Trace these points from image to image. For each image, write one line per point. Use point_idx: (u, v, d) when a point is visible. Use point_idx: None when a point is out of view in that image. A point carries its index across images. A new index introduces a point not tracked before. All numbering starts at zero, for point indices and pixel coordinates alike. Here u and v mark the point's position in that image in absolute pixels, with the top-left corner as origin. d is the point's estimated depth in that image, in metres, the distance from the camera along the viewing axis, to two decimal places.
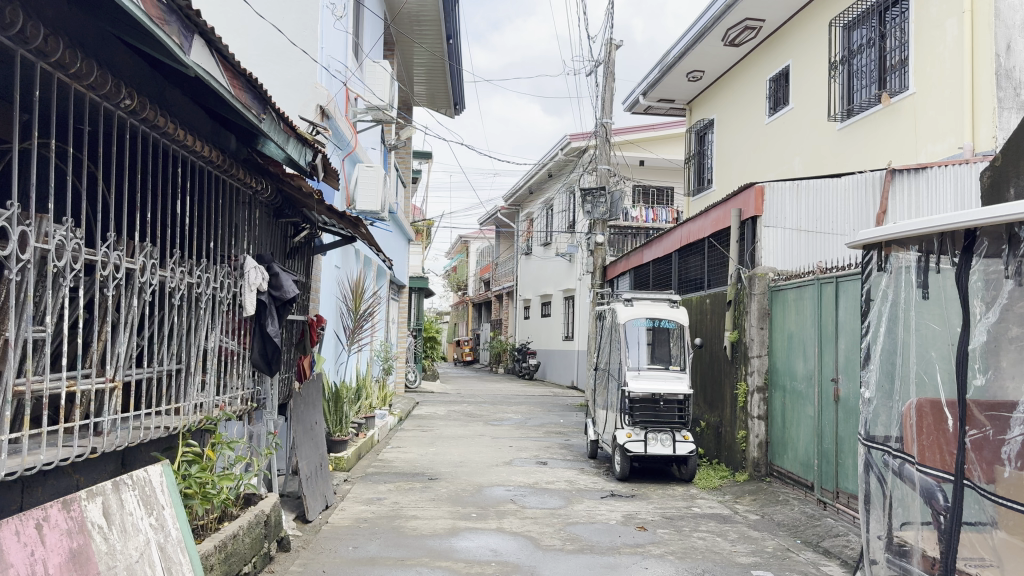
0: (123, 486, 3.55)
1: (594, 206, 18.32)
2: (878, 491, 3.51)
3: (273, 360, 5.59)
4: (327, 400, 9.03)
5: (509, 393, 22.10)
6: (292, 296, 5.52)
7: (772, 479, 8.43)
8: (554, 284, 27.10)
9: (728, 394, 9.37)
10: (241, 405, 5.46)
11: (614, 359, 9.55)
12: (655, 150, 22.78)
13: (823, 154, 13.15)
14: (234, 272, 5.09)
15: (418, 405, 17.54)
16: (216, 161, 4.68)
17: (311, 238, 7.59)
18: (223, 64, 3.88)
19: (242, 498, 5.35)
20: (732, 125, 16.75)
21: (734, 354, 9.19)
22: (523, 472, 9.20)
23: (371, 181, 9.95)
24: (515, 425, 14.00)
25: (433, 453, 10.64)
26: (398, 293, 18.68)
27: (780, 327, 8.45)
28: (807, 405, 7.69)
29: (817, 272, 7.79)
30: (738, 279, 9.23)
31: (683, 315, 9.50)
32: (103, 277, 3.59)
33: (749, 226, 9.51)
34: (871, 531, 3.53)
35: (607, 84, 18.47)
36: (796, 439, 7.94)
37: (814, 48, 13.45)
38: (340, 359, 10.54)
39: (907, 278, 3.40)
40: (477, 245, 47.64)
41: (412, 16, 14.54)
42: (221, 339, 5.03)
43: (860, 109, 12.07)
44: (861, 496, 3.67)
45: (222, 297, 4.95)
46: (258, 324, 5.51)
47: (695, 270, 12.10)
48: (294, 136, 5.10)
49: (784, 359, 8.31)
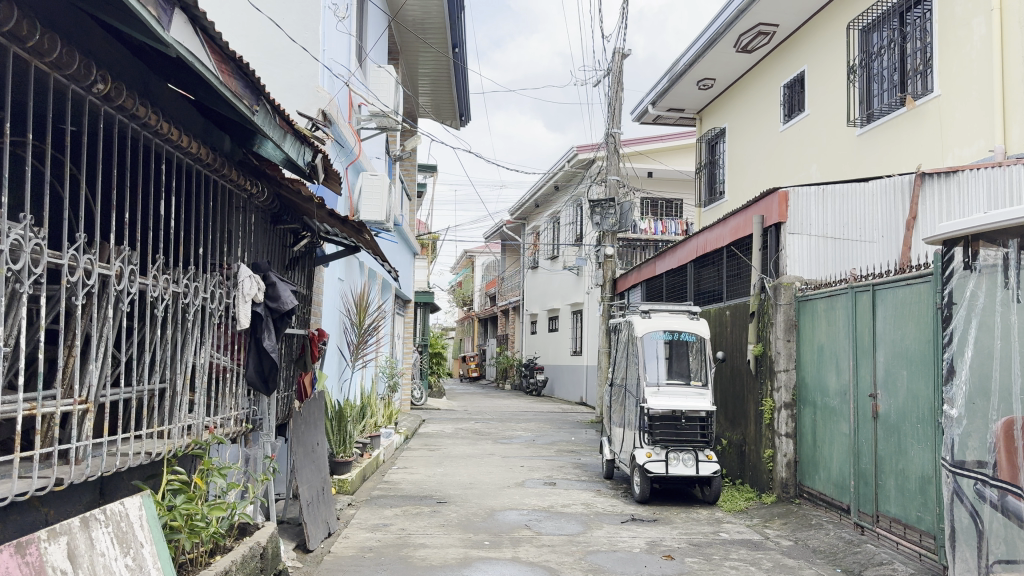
0: (94, 522, 3.08)
1: (603, 218, 17.91)
2: (978, 518, 3.71)
3: (270, 377, 5.15)
4: (330, 418, 8.54)
5: (517, 409, 21.61)
6: (291, 308, 5.08)
7: (801, 501, 7.96)
8: (561, 298, 26.66)
9: (752, 410, 8.90)
10: (236, 427, 5.00)
11: (631, 374, 9.07)
12: (665, 161, 22.36)
13: (842, 162, 12.73)
14: (227, 281, 4.64)
15: (425, 423, 17.05)
16: (205, 159, 4.25)
17: (311, 247, 7.15)
18: (209, 45, 3.48)
19: (236, 529, 4.88)
20: (744, 133, 16.37)
21: (759, 368, 8.72)
22: (536, 495, 8.72)
23: (376, 190, 9.54)
24: (525, 444, 13.52)
25: (442, 474, 10.16)
26: (403, 307, 18.26)
27: (809, 337, 7.99)
28: (842, 423, 7.21)
29: (848, 279, 7.36)
30: (762, 289, 8.79)
31: (703, 327, 9.02)
32: (72, 284, 3.13)
33: (772, 233, 8.87)
34: (971, 555, 3.77)
35: (616, 94, 18.13)
36: (828, 458, 7.47)
37: (831, 52, 13.05)
38: (344, 376, 10.07)
39: (997, 276, 3.62)
40: (482, 260, 47.28)
41: (416, 24, 14.18)
42: (212, 355, 4.57)
43: (881, 114, 11.64)
44: (954, 522, 3.92)
45: (212, 309, 4.49)
46: (254, 339, 5.05)
47: (712, 282, 11.66)
48: (291, 133, 4.65)
49: (814, 374, 7.85)
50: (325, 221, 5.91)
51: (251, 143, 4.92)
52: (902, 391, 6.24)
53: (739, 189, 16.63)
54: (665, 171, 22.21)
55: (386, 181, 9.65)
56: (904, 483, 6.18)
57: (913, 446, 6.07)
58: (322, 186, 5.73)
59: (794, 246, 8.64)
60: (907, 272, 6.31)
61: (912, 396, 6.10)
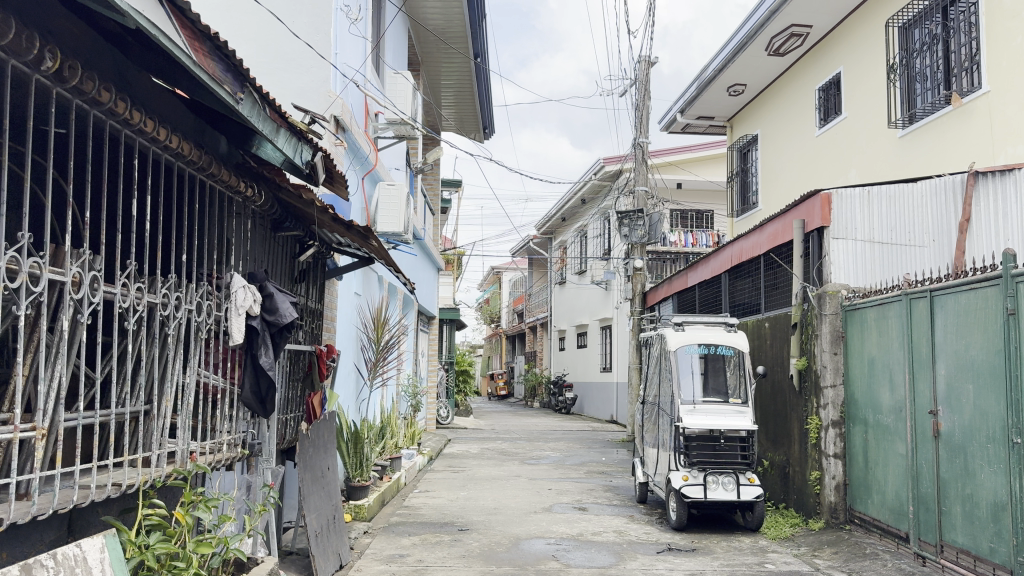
0: (38, 569, 2.63)
1: (632, 229, 17.38)
2: None
3: (268, 398, 4.70)
4: (345, 440, 8.04)
5: (545, 428, 21.02)
6: (290, 322, 4.61)
7: (852, 527, 7.34)
8: (589, 313, 26.15)
9: (796, 430, 8.30)
10: (230, 452, 4.54)
11: (665, 391, 8.51)
12: (697, 172, 21.57)
13: (883, 166, 12.11)
14: (215, 290, 4.19)
15: (451, 443, 16.57)
16: (187, 155, 3.82)
17: (321, 258, 6.72)
18: (178, 18, 3.06)
19: (230, 566, 4.39)
20: (777, 140, 15.81)
21: (803, 384, 8.12)
22: (565, 521, 8.16)
23: (392, 202, 9.10)
24: (553, 465, 12.98)
25: (465, 498, 9.64)
26: (427, 324, 17.90)
27: (859, 350, 7.39)
28: (897, 442, 6.59)
29: (901, 286, 6.78)
30: (805, 299, 8.20)
31: (742, 340, 8.45)
32: (15, 291, 2.68)
33: (815, 239, 8.24)
34: None
35: (644, 103, 17.66)
36: (882, 481, 6.86)
37: (868, 53, 12.48)
38: (362, 396, 9.62)
39: None
40: (510, 277, 46.92)
41: (437, 34, 13.80)
42: (201, 374, 4.13)
43: (923, 115, 11.01)
44: None
45: (200, 322, 4.05)
46: (250, 356, 4.59)
47: (748, 293, 11.09)
48: (286, 128, 4.20)
49: (864, 390, 7.24)
50: (330, 227, 5.44)
51: (247, 142, 4.50)
52: (968, 407, 5.63)
53: (773, 198, 16.01)
54: (695, 181, 21.64)
55: (404, 191, 9.18)
56: (972, 510, 5.55)
57: (981, 469, 5.46)
58: (326, 189, 5.27)
59: (837, 251, 8.01)
60: (971, 275, 5.72)
61: (979, 412, 5.49)
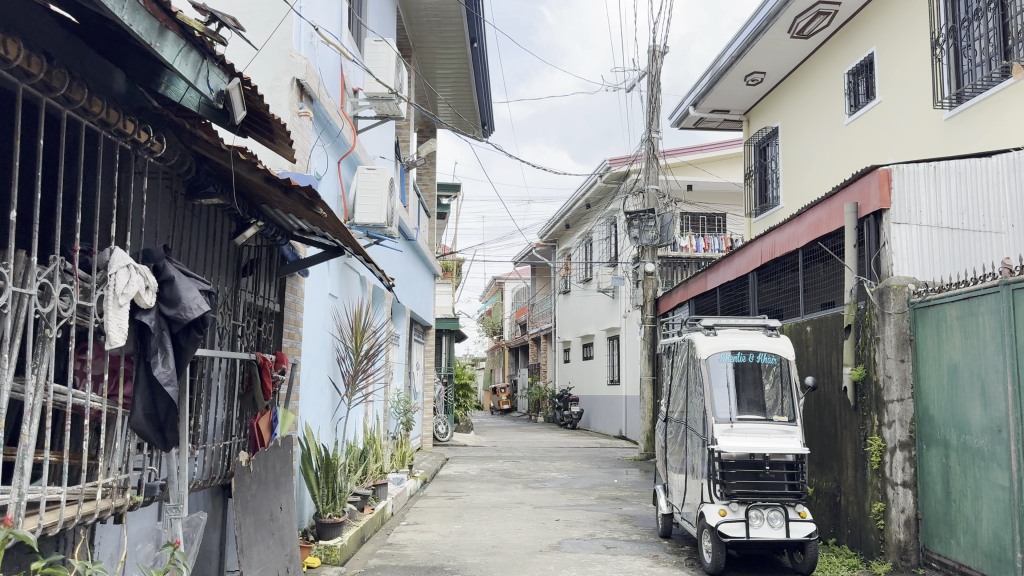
0: None
1: (642, 231, 16.06)
2: None
3: (169, 422, 3.31)
4: (313, 469, 6.68)
5: (550, 444, 19.67)
6: (195, 316, 3.29)
7: (928, 572, 6.00)
8: (596, 323, 24.83)
9: (850, 452, 6.96)
10: (111, 501, 3.20)
11: (694, 408, 7.15)
12: (712, 171, 20.54)
13: (926, 154, 10.83)
14: (76, 269, 2.90)
15: (448, 463, 15.19)
16: (14, 60, 2.50)
17: (274, 244, 5.43)
18: None
19: None
20: (800, 131, 14.56)
21: (858, 399, 6.79)
22: (576, 564, 6.81)
23: (373, 187, 7.77)
24: (561, 488, 11.65)
25: (460, 532, 8.30)
26: (421, 334, 16.56)
27: (935, 355, 6.08)
28: (997, 470, 5.27)
29: (996, 276, 5.50)
30: (861, 297, 6.88)
31: (785, 346, 7.12)
32: None
33: (870, 224, 6.84)
34: None
35: (654, 96, 16.40)
36: (972, 517, 5.51)
37: (905, 29, 11.23)
38: (338, 414, 8.28)
39: None
40: (511, 288, 45.61)
41: (430, 14, 12.54)
42: (47, 389, 2.79)
43: (972, 92, 9.72)
44: None
45: (44, 313, 2.74)
46: (142, 364, 3.25)
47: (779, 294, 9.78)
48: (176, 28, 2.90)
49: (944, 405, 5.92)
50: (265, 192, 4.12)
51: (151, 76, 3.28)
52: None
53: (797, 193, 14.74)
54: (709, 182, 20.39)
55: (385, 174, 7.87)
56: None
57: None
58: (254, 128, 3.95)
59: (900, 238, 6.59)
60: None
61: None
